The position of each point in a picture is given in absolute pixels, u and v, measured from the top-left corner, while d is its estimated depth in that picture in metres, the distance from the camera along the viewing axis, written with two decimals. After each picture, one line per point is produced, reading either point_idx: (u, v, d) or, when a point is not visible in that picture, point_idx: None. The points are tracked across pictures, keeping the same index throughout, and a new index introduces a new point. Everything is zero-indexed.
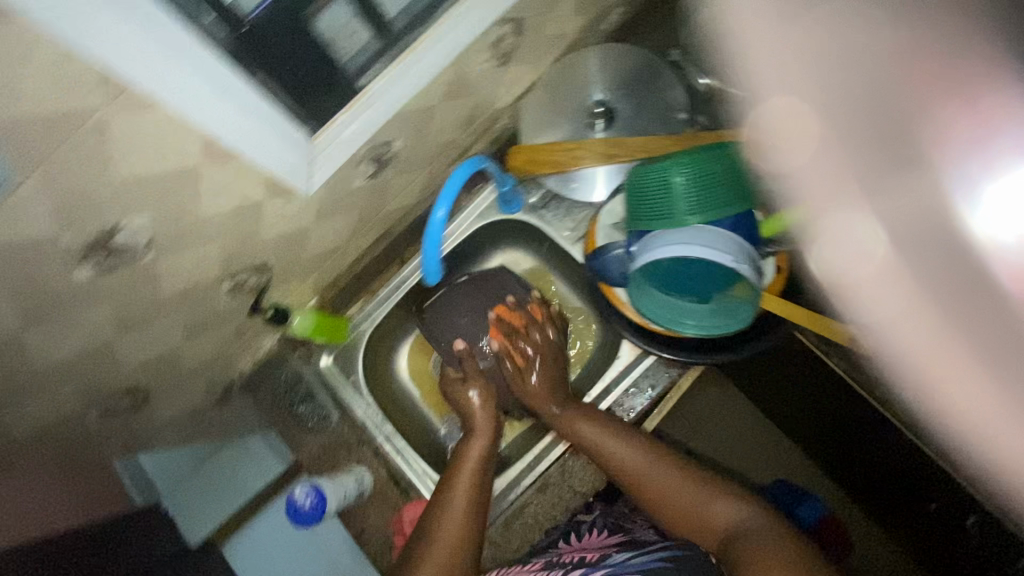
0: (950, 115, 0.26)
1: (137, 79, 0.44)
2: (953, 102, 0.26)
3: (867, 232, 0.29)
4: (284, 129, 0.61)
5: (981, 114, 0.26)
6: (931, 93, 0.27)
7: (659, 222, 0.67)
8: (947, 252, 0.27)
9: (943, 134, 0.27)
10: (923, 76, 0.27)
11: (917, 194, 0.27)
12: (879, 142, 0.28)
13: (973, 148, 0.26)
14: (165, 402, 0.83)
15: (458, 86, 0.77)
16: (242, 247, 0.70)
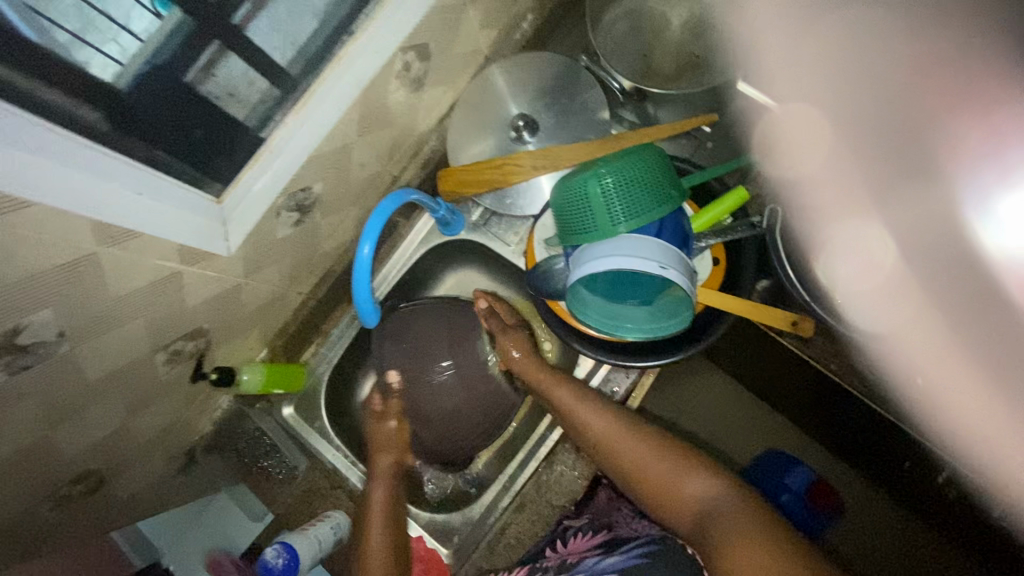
0: (971, 131, 0.61)
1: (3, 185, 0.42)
2: (975, 124, 0.61)
3: (881, 234, 0.67)
4: (188, 200, 0.59)
5: (991, 128, 0.60)
6: (960, 116, 0.62)
7: (586, 234, 0.66)
8: (946, 244, 0.63)
9: (964, 142, 0.61)
10: (947, 103, 0.63)
11: (926, 198, 0.64)
12: (906, 162, 0.66)
13: (992, 162, 0.60)
14: (125, 480, 0.81)
15: (373, 119, 0.76)
16: (170, 318, 0.68)
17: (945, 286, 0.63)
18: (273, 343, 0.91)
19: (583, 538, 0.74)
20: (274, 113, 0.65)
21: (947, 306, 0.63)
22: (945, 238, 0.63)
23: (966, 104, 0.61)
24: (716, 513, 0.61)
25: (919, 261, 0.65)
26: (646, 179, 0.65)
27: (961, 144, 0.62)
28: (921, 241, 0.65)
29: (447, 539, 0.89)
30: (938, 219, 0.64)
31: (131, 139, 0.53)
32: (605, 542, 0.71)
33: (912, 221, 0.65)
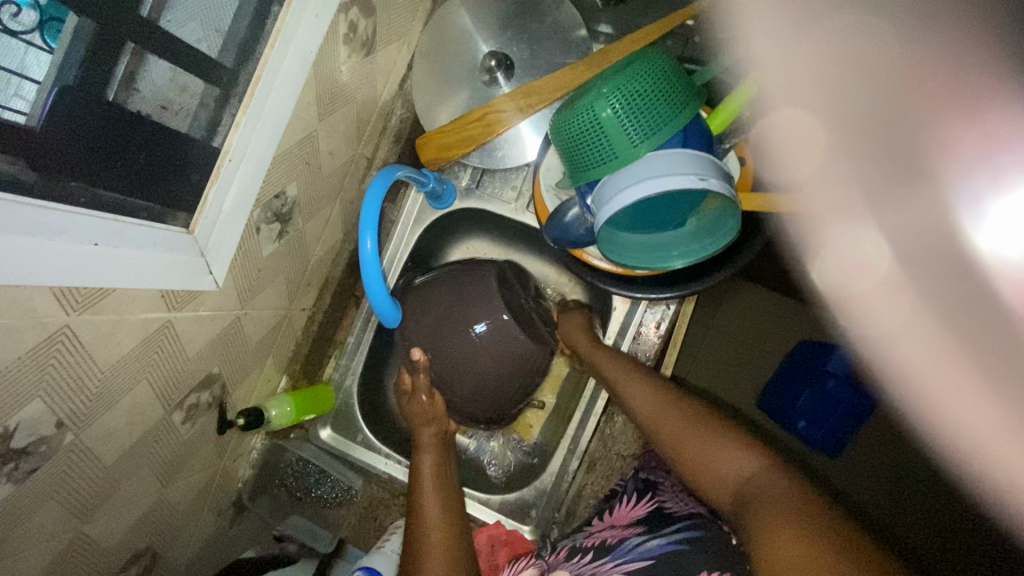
0: (960, 133, 0.57)
1: None
2: (963, 125, 0.56)
3: (865, 251, 0.72)
4: (150, 239, 0.50)
5: (983, 135, 0.55)
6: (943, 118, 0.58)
7: (606, 166, 0.59)
8: (937, 273, 0.67)
9: (950, 146, 0.58)
10: (930, 99, 0.59)
11: (911, 204, 0.64)
12: (874, 156, 0.65)
13: (983, 162, 0.55)
14: (179, 548, 0.76)
15: (331, 97, 0.67)
16: (176, 374, 0.61)
17: (932, 290, 0.68)
18: (291, 369, 0.85)
19: (628, 506, 0.68)
20: (221, 115, 0.55)
21: (928, 305, 0.69)
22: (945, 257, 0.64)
23: (960, 103, 0.56)
24: (759, 490, 0.54)
25: (914, 266, 0.68)
26: (659, 87, 0.57)
27: (959, 144, 0.58)
28: (915, 254, 0.67)
29: (527, 516, 0.86)
30: (935, 228, 0.63)
31: (68, 183, 0.44)
32: (647, 515, 0.64)
33: (905, 225, 0.66)
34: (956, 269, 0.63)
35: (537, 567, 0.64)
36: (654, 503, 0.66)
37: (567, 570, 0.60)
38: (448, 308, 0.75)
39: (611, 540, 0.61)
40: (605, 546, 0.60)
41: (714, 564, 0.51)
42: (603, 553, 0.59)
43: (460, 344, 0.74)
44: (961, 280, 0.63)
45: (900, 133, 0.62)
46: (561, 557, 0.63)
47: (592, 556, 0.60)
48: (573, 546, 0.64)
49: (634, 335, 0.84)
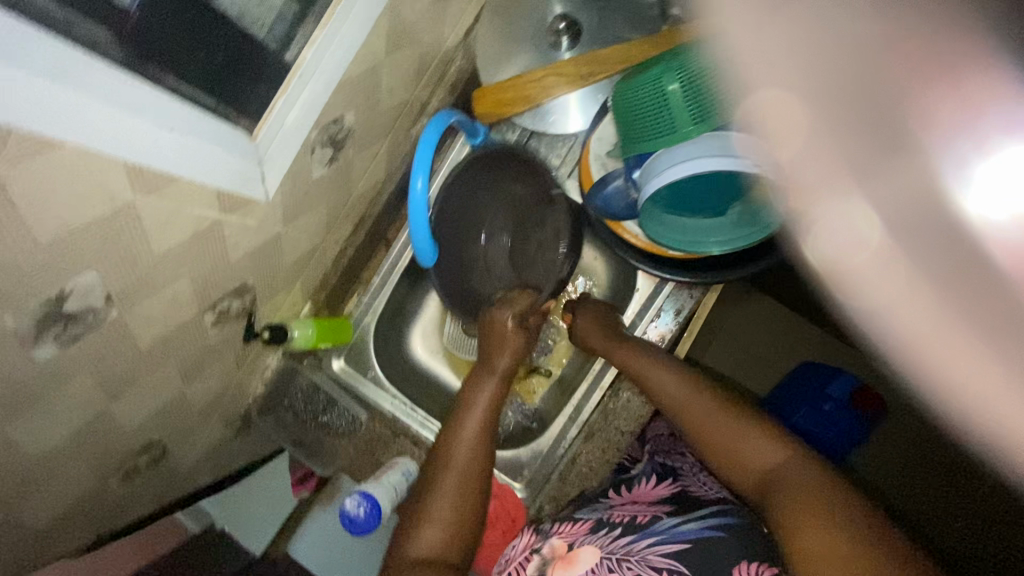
0: (935, 103, 0.21)
1: (39, 128, 0.37)
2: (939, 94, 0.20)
3: None
4: (221, 136, 0.52)
5: (969, 102, 0.20)
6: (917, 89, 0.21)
7: (662, 140, 0.60)
8: None
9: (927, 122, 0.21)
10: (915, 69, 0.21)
11: (906, 190, 0.21)
12: (888, 162, 0.21)
13: (962, 139, 0.21)
14: (186, 447, 0.79)
15: (399, 34, 0.67)
16: (214, 274, 0.62)
17: None
18: (316, 297, 0.87)
19: (648, 485, 0.72)
20: (297, 30, 0.56)
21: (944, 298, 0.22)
22: None
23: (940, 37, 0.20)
24: (783, 479, 0.57)
25: (908, 256, 0.22)
26: None
27: (937, 115, 0.21)
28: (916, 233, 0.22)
29: (518, 474, 0.88)
30: (935, 225, 0.22)
31: (153, 69, 0.45)
32: (672, 497, 0.67)
33: (909, 210, 0.22)
34: (959, 276, 0.22)
35: (563, 536, 0.66)
36: (677, 486, 0.70)
37: (593, 543, 0.62)
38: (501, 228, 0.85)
39: (641, 518, 0.63)
40: (632, 524, 0.63)
41: (750, 551, 0.55)
42: (632, 532, 0.62)
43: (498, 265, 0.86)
44: (963, 299, 0.22)
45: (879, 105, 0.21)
46: (583, 528, 0.66)
47: (622, 530, 0.62)
48: (598, 519, 0.66)
49: (643, 332, 0.85)
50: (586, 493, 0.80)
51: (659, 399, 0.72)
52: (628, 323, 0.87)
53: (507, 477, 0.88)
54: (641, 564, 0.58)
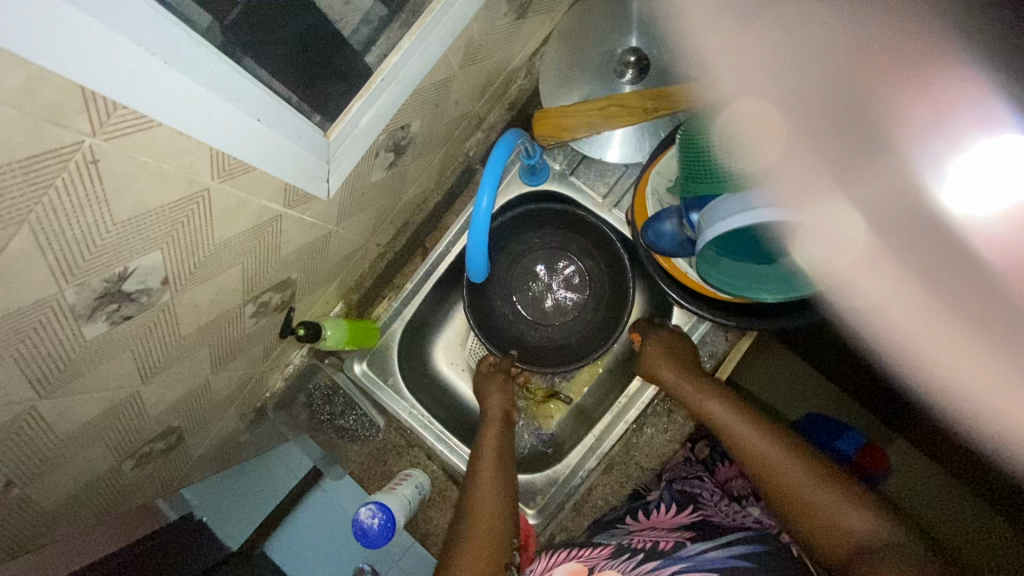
0: (914, 108, 0.58)
1: (143, 107, 0.36)
2: (917, 99, 0.58)
3: (842, 222, 0.57)
4: (299, 131, 0.51)
5: (933, 105, 0.57)
6: (888, 96, 0.58)
7: (725, 180, 0.59)
8: (916, 226, 0.60)
9: (902, 126, 0.58)
10: (872, 79, 0.60)
11: (878, 177, 0.59)
12: (847, 142, 0.60)
13: (939, 135, 0.56)
14: (199, 435, 0.77)
15: (476, 49, 0.67)
16: (264, 266, 0.61)
17: (913, 249, 0.62)
18: (348, 297, 0.86)
19: (667, 513, 0.71)
20: (384, 33, 0.57)
21: (878, 234, 0.61)
22: (911, 212, 0.59)
23: (908, 73, 0.58)
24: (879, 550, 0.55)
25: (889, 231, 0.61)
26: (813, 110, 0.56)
27: (907, 118, 0.58)
28: (894, 213, 0.59)
29: (531, 499, 0.85)
30: (906, 197, 0.58)
31: (246, 57, 0.45)
32: (693, 524, 0.67)
33: (878, 198, 0.59)
34: (929, 229, 0.59)
35: (580, 560, 0.63)
36: (699, 515, 0.69)
37: (614, 568, 0.60)
38: (550, 267, 0.94)
39: (665, 545, 0.62)
40: (657, 550, 0.61)
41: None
42: (659, 560, 0.60)
43: (542, 296, 0.95)
44: (933, 244, 0.61)
45: (843, 117, 0.60)
46: (604, 553, 0.64)
47: (645, 556, 0.61)
48: (618, 544, 0.65)
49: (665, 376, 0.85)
50: (600, 520, 0.79)
51: (734, 448, 0.68)
52: None
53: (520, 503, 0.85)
54: None
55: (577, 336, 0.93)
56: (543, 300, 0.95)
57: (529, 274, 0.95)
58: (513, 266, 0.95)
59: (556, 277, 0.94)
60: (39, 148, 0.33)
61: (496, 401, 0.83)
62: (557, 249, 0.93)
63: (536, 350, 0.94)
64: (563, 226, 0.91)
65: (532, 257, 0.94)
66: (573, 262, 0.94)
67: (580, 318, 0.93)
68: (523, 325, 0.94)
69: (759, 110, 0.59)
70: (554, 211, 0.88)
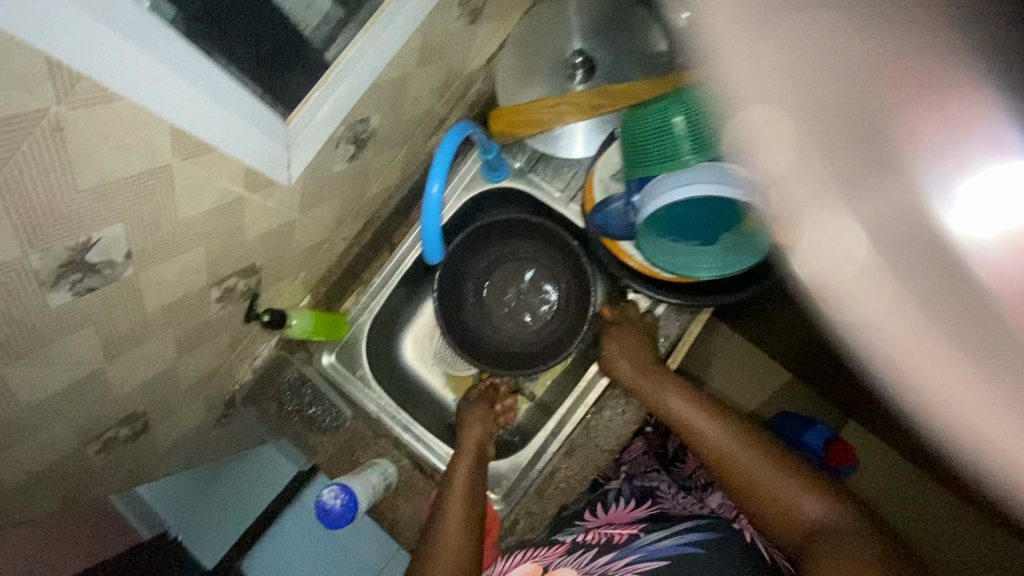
0: (908, 112, 0.23)
1: (110, 80, 0.40)
2: (901, 93, 0.23)
3: (849, 240, 0.26)
4: (259, 117, 0.56)
5: (945, 110, 0.23)
6: (887, 83, 0.23)
7: (662, 164, 0.65)
8: (927, 272, 0.24)
9: (908, 133, 0.23)
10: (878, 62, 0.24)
11: (885, 202, 0.24)
12: (847, 147, 0.24)
13: (938, 150, 0.23)
14: (166, 425, 0.79)
15: (431, 50, 0.72)
16: (227, 250, 0.65)
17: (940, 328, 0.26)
18: (316, 290, 0.89)
19: (625, 508, 0.78)
20: (341, 32, 0.62)
21: (930, 310, 0.25)
22: (931, 266, 0.24)
23: (906, 61, 0.23)
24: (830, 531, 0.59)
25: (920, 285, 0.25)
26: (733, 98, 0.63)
27: (913, 126, 0.23)
28: (904, 240, 0.24)
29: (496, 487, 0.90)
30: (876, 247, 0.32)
31: (207, 45, 0.50)
32: (649, 517, 0.72)
33: (895, 246, 0.25)
34: (962, 319, 0.24)
35: (536, 559, 0.71)
36: (655, 508, 0.77)
37: (568, 565, 0.67)
38: (514, 272, 0.98)
39: (619, 538, 0.69)
40: (609, 544, 0.68)
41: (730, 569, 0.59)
42: (614, 551, 0.67)
43: (506, 292, 0.99)
44: (973, 342, 0.25)
45: (863, 116, 0.24)
46: (560, 551, 0.70)
47: (599, 549, 0.68)
48: (572, 541, 0.71)
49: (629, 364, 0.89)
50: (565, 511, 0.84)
51: (697, 446, 0.72)
52: None
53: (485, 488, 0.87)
54: None
55: (542, 334, 0.97)
56: (509, 298, 0.99)
57: (496, 279, 0.99)
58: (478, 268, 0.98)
59: (519, 277, 0.98)
60: (9, 112, 0.36)
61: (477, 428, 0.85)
62: (520, 249, 0.97)
63: (503, 347, 0.97)
64: (526, 234, 0.95)
65: (496, 256, 0.98)
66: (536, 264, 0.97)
67: (545, 316, 0.97)
68: (492, 329, 0.98)
69: (772, 106, 0.25)
70: (517, 224, 0.93)
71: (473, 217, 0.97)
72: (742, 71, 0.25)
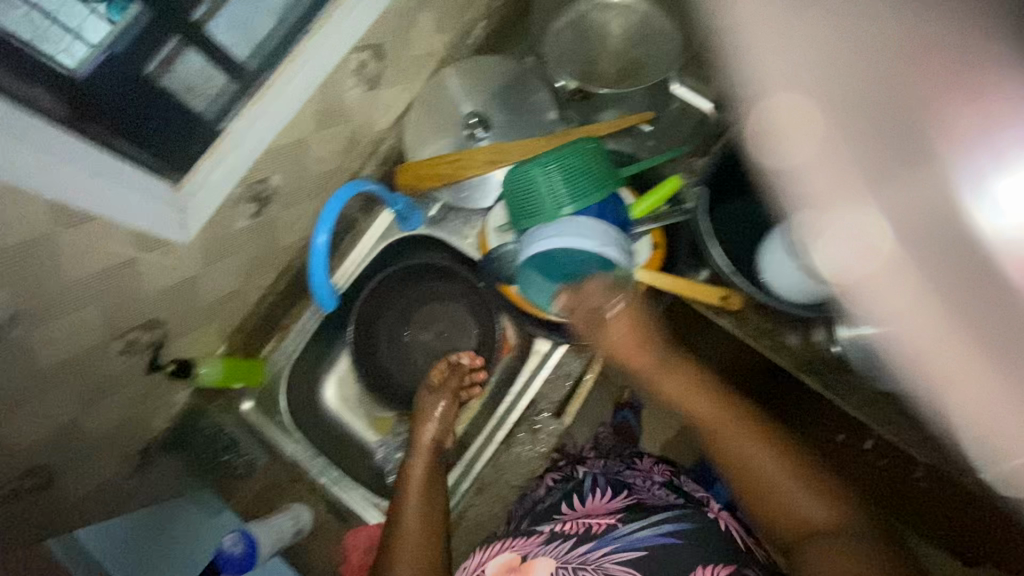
0: (954, 110, 0.27)
1: None
2: (959, 97, 0.26)
3: (863, 225, 0.30)
4: (147, 187, 0.62)
5: (983, 105, 0.26)
6: (935, 88, 0.27)
7: (531, 218, 0.73)
8: (947, 242, 0.28)
9: (949, 128, 0.27)
10: (933, 64, 0.27)
11: (916, 190, 0.27)
12: (881, 134, 0.28)
13: (980, 141, 0.26)
14: (76, 477, 0.78)
15: (329, 113, 0.78)
16: (124, 307, 0.68)
17: (946, 284, 0.28)
18: (232, 338, 0.92)
19: (602, 499, 0.70)
20: (233, 105, 0.68)
21: (946, 293, 0.28)
22: (949, 246, 0.28)
23: (949, 62, 0.27)
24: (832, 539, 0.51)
25: (934, 268, 0.29)
26: (590, 162, 0.73)
27: (951, 124, 0.27)
28: (929, 235, 0.28)
29: None
30: (933, 232, 0.28)
31: (94, 128, 0.56)
32: (628, 507, 0.66)
33: (914, 224, 0.28)
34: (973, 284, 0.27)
35: (512, 550, 0.66)
36: (632, 499, 0.68)
37: (547, 554, 0.63)
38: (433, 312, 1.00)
39: (596, 527, 0.64)
40: (589, 534, 0.63)
41: (706, 560, 0.59)
42: (592, 543, 0.62)
43: (426, 332, 1.00)
44: (981, 314, 0.27)
45: (902, 109, 0.28)
46: (539, 539, 0.66)
47: (577, 541, 0.63)
48: (550, 531, 0.66)
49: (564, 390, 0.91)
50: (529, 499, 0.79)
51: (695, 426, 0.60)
52: (527, 386, 0.92)
53: None
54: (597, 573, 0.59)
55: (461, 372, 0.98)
56: (428, 340, 1.00)
57: (416, 321, 1.00)
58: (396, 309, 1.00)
59: (439, 317, 1.00)
60: None
61: (427, 431, 0.82)
62: (439, 289, 0.99)
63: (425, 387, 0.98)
64: (440, 275, 0.99)
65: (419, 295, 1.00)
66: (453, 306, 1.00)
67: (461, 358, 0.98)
68: (409, 372, 0.99)
69: (804, 100, 0.30)
70: (427, 268, 0.99)
71: (395, 261, 1.00)
72: (775, 60, 0.30)
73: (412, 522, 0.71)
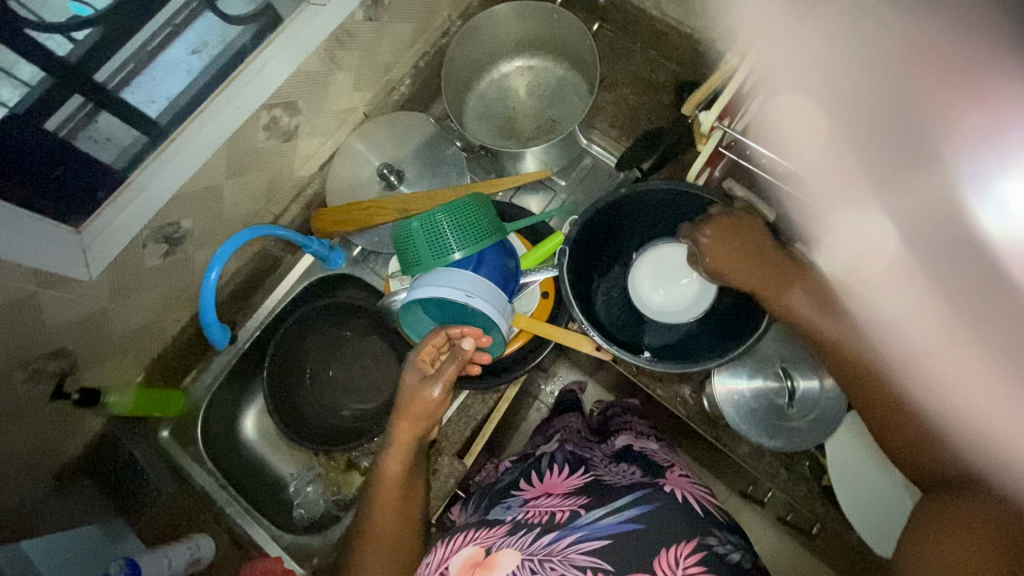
0: (965, 112, 0.58)
1: None
2: (976, 101, 0.56)
3: (871, 215, 0.71)
4: (44, 230, 0.66)
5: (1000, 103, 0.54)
6: (951, 97, 0.59)
7: (414, 268, 0.77)
8: (938, 213, 0.64)
9: (953, 131, 0.60)
10: (944, 78, 0.58)
11: (919, 181, 0.66)
12: (888, 152, 0.68)
13: (983, 139, 0.57)
14: None
15: (242, 163, 0.84)
16: (25, 339, 0.73)
17: (929, 236, 0.66)
18: (151, 368, 0.96)
19: (560, 476, 0.72)
20: (142, 155, 0.74)
21: (920, 254, 0.66)
22: (934, 216, 0.65)
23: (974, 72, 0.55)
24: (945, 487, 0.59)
25: (915, 236, 0.67)
26: (471, 215, 0.78)
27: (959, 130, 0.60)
28: (914, 215, 0.66)
29: (307, 560, 0.94)
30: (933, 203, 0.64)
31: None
32: (586, 486, 0.68)
33: (910, 205, 0.67)
34: (963, 242, 0.62)
35: (477, 542, 0.63)
36: (590, 475, 0.70)
37: (511, 547, 0.60)
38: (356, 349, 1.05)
39: (560, 515, 0.63)
40: (552, 522, 0.62)
41: (670, 540, 0.58)
42: (554, 530, 0.61)
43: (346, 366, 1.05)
44: (964, 254, 0.62)
45: (897, 134, 0.67)
46: (501, 531, 0.63)
47: (539, 528, 0.62)
48: (514, 520, 0.64)
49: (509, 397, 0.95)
50: (486, 484, 0.84)
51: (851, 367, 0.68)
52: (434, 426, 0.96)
53: (294, 563, 0.92)
54: (564, 564, 0.56)
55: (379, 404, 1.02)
56: (351, 372, 1.05)
57: (338, 358, 1.05)
58: (321, 343, 1.05)
59: (359, 353, 1.05)
60: None
61: (405, 429, 0.74)
62: (362, 326, 1.05)
63: (348, 417, 1.03)
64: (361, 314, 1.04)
65: (344, 330, 1.05)
66: (374, 343, 1.05)
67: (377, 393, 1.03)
68: (325, 407, 1.03)
69: (815, 111, 0.74)
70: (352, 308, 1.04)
71: (317, 298, 1.03)
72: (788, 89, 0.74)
73: (389, 511, 0.71)
